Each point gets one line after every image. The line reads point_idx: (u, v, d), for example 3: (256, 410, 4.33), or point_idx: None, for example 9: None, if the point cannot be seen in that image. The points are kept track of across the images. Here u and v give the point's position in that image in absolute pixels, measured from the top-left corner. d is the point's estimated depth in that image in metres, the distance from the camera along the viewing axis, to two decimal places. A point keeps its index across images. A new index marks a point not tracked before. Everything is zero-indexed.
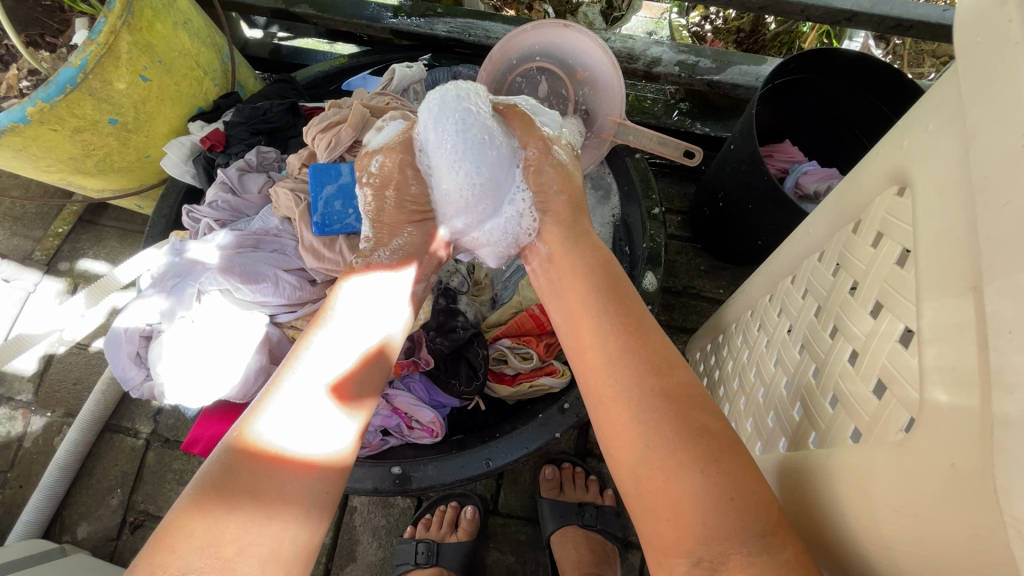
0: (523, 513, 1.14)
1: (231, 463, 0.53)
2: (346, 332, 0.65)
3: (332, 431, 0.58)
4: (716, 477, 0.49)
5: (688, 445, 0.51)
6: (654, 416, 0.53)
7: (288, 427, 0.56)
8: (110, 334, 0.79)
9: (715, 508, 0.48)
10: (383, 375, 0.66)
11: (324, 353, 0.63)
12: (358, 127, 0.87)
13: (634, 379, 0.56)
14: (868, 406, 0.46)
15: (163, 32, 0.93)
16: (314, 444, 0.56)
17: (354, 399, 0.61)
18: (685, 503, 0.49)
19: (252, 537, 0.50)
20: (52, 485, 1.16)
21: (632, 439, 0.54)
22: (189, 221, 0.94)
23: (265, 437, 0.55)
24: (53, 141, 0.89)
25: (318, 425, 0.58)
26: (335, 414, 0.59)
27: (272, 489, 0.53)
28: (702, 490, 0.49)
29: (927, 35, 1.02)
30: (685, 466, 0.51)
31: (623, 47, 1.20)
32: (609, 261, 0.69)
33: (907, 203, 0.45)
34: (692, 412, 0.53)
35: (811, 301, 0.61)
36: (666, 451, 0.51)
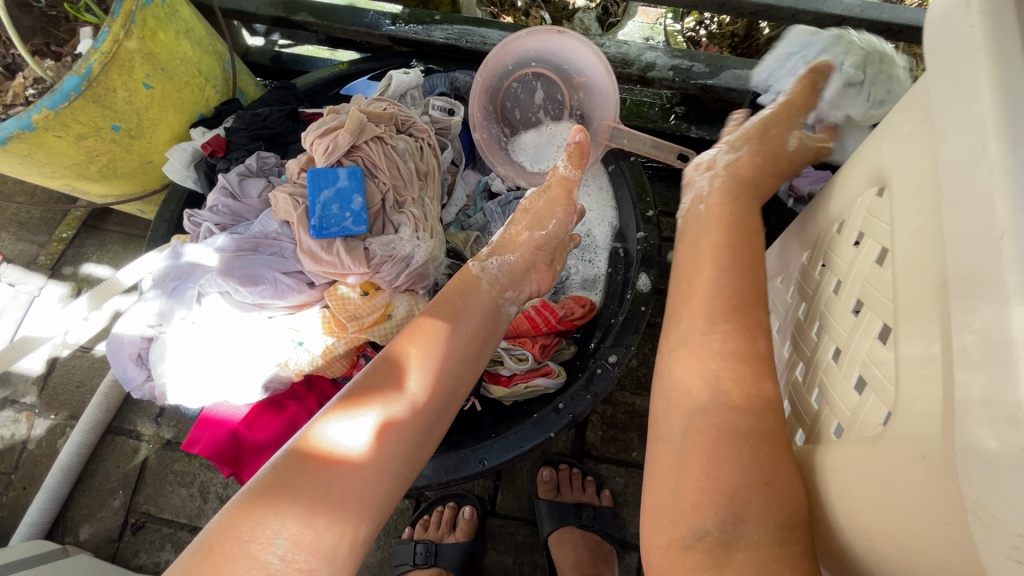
0: (521, 514, 1.15)
1: (286, 462, 0.60)
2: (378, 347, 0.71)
3: (346, 426, 0.63)
4: (764, 460, 0.50)
5: (749, 423, 0.52)
6: (730, 385, 0.54)
7: (321, 423, 0.63)
8: (113, 335, 0.81)
9: (750, 488, 0.49)
10: (399, 377, 0.68)
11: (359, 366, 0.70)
12: (355, 132, 0.88)
13: (729, 343, 0.56)
14: (850, 401, 0.46)
15: (165, 41, 0.94)
16: (333, 435, 0.62)
17: (370, 397, 0.66)
18: (721, 472, 0.50)
19: (325, 524, 0.57)
20: (55, 486, 1.18)
21: (699, 394, 0.55)
22: (189, 225, 0.96)
23: (307, 431, 0.63)
24: (58, 148, 0.91)
25: (336, 424, 0.63)
26: (352, 412, 0.64)
27: (335, 474, 0.60)
28: (742, 467, 0.50)
29: (916, 39, 1.03)
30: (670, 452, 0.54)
31: (618, 53, 1.22)
32: (751, 226, 0.65)
33: (886, 203, 0.46)
34: (762, 396, 0.53)
35: (799, 300, 0.62)
36: (727, 420, 0.52)
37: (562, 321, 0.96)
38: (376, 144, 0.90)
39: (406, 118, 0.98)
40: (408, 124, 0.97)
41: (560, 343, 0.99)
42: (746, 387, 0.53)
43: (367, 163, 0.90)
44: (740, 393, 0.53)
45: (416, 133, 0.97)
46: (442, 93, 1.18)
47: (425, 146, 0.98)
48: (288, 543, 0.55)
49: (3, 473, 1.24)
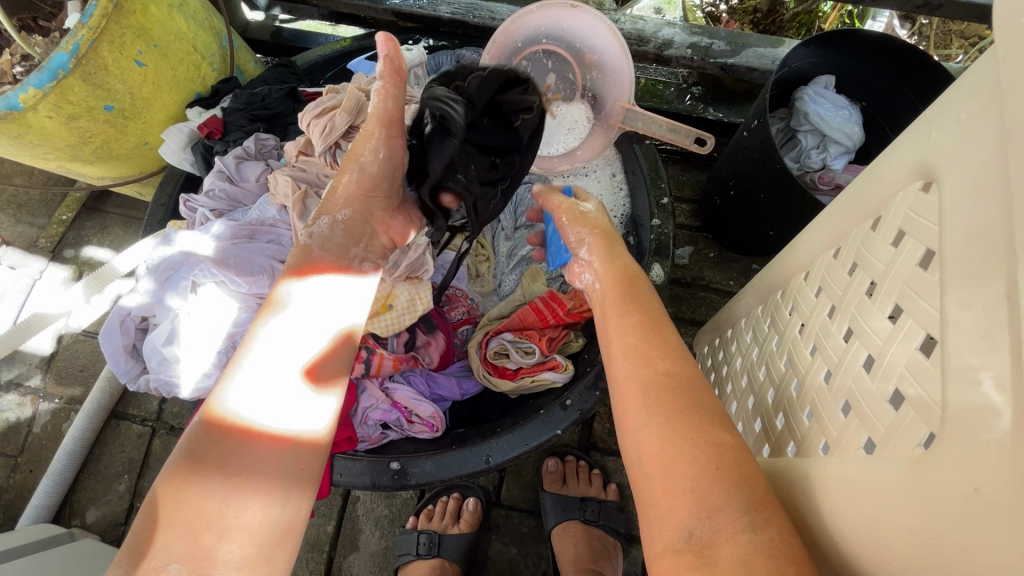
0: (526, 506, 1.13)
1: (199, 437, 0.53)
2: (304, 313, 0.64)
3: (303, 409, 0.59)
4: (705, 447, 0.51)
5: (681, 417, 0.54)
6: (655, 390, 0.57)
7: (258, 402, 0.57)
8: (105, 326, 0.76)
9: (708, 478, 0.50)
10: (349, 356, 0.67)
11: (285, 335, 0.62)
12: (353, 111, 0.84)
13: (649, 357, 0.60)
14: (882, 418, 0.43)
15: (157, 15, 0.90)
16: (283, 418, 0.57)
17: (325, 379, 0.62)
18: (676, 469, 0.51)
19: (223, 538, 0.50)
20: (60, 470, 1.18)
21: (638, 409, 0.57)
22: (185, 211, 0.91)
23: (227, 409, 0.55)
24: (50, 129, 0.88)
25: (286, 403, 0.58)
26: (306, 392, 0.60)
27: (244, 467, 0.53)
28: (690, 457, 0.51)
29: (958, 14, 0.95)
30: (664, 443, 0.53)
31: (633, 29, 1.15)
32: (639, 279, 0.71)
33: (934, 199, 0.42)
34: (682, 391, 0.56)
35: (825, 300, 0.59)
36: (664, 421, 0.54)
37: (571, 313, 0.93)
38: None
39: (409, 97, 0.93)
40: (411, 103, 0.92)
41: (569, 335, 0.95)
42: (666, 388, 0.56)
43: None
44: (666, 394, 0.56)
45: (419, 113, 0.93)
46: (448, 71, 1.13)
47: None
48: (183, 564, 0.48)
49: (10, 455, 1.25)
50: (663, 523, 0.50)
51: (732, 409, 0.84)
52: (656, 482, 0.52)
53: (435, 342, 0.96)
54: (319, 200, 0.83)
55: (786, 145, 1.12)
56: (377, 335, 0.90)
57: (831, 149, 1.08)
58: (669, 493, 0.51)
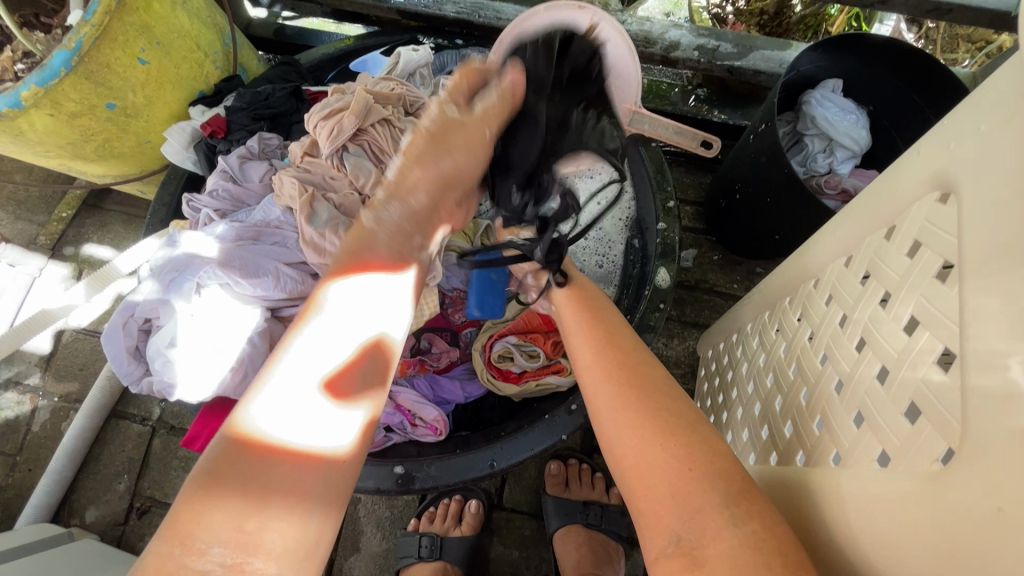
0: (528, 508, 1.13)
1: (223, 451, 0.50)
2: (341, 320, 0.59)
3: (325, 426, 0.53)
4: (678, 450, 0.53)
5: (652, 424, 0.56)
6: (621, 400, 0.59)
7: (281, 417, 0.52)
8: (108, 326, 0.75)
9: (682, 479, 0.51)
10: (383, 367, 0.60)
11: (318, 345, 0.57)
12: (361, 114, 0.83)
13: (612, 369, 0.63)
14: (896, 431, 0.43)
15: (160, 12, 0.89)
16: (308, 437, 0.52)
17: (352, 392, 0.56)
18: (654, 475, 0.53)
19: (266, 531, 0.48)
20: (59, 469, 1.17)
21: (611, 421, 0.59)
22: (188, 211, 0.90)
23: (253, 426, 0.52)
24: (51, 126, 0.87)
25: (309, 422, 0.53)
26: (330, 406, 0.54)
27: (288, 474, 0.51)
28: (664, 461, 0.53)
29: (968, 19, 0.94)
30: (638, 452, 0.55)
31: (640, 30, 1.14)
32: (593, 294, 0.77)
33: (952, 211, 0.41)
34: (649, 398, 0.59)
35: (835, 308, 0.58)
36: (634, 432, 0.56)
37: None
38: (384, 128, 0.86)
39: (415, 98, 0.92)
40: (417, 104, 0.91)
41: None
42: (633, 397, 0.59)
43: (375, 148, 0.86)
44: (633, 405, 0.58)
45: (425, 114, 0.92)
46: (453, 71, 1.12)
47: None
48: (226, 549, 0.47)
49: (9, 454, 1.24)
50: (652, 532, 0.52)
51: (737, 414, 0.83)
52: (641, 493, 0.54)
53: (439, 346, 0.95)
54: (327, 202, 0.82)
55: (792, 149, 1.12)
56: None
57: (838, 154, 1.07)
58: (656, 502, 0.52)
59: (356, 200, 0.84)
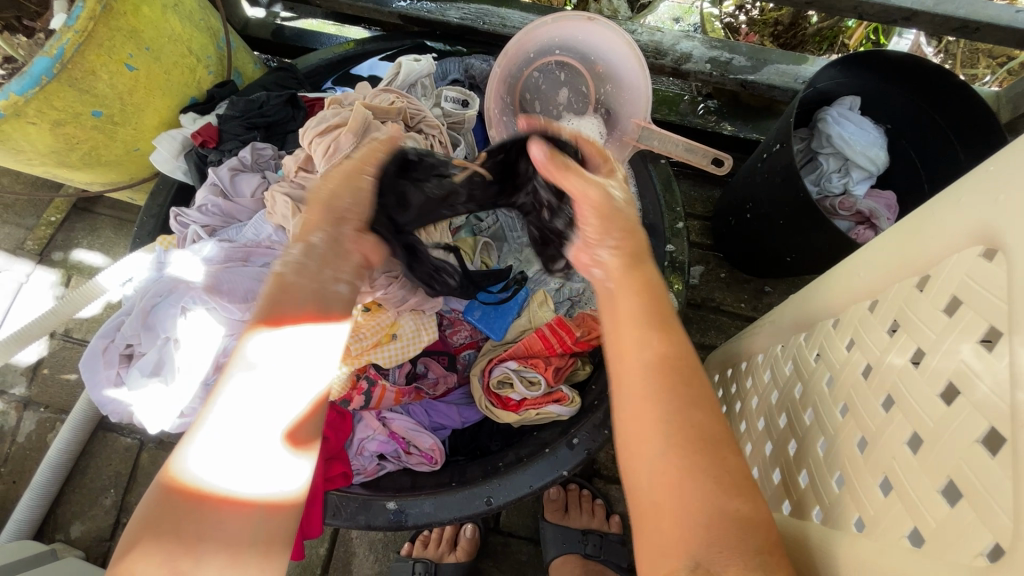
0: (526, 533, 1.10)
1: (164, 499, 0.48)
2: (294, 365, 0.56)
3: (270, 474, 0.51)
4: (722, 487, 0.47)
5: (693, 450, 0.49)
6: (664, 415, 0.51)
7: (222, 465, 0.50)
8: (87, 353, 0.72)
9: (702, 498, 0.47)
10: (328, 412, 0.58)
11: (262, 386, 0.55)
12: (358, 132, 0.79)
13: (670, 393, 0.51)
14: (933, 510, 0.39)
15: (150, 16, 0.85)
16: (239, 483, 0.50)
17: (301, 441, 0.55)
18: (687, 505, 0.47)
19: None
20: (44, 483, 1.14)
21: (647, 436, 0.51)
22: (175, 226, 0.87)
23: (186, 471, 0.49)
24: (33, 135, 0.83)
25: (250, 468, 0.51)
26: (266, 453, 0.52)
27: (214, 526, 0.48)
28: (699, 495, 0.47)
29: (996, 38, 0.90)
30: (678, 475, 0.48)
31: (650, 41, 1.10)
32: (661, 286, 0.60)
33: (1001, 271, 0.37)
34: (692, 393, 0.52)
35: (859, 356, 0.54)
36: (681, 452, 0.49)
37: (578, 342, 0.89)
38: None
39: (416, 111, 0.88)
40: (418, 118, 0.88)
41: (576, 364, 0.91)
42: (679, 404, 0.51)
43: None
44: (681, 422, 0.50)
45: (426, 128, 0.88)
46: (455, 80, 1.08)
47: (436, 144, 0.88)
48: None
49: None
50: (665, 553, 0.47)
51: (745, 451, 0.79)
52: (662, 506, 0.48)
53: (436, 370, 0.92)
54: None
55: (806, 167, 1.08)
56: (379, 366, 0.85)
57: (853, 174, 1.03)
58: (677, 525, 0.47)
59: None
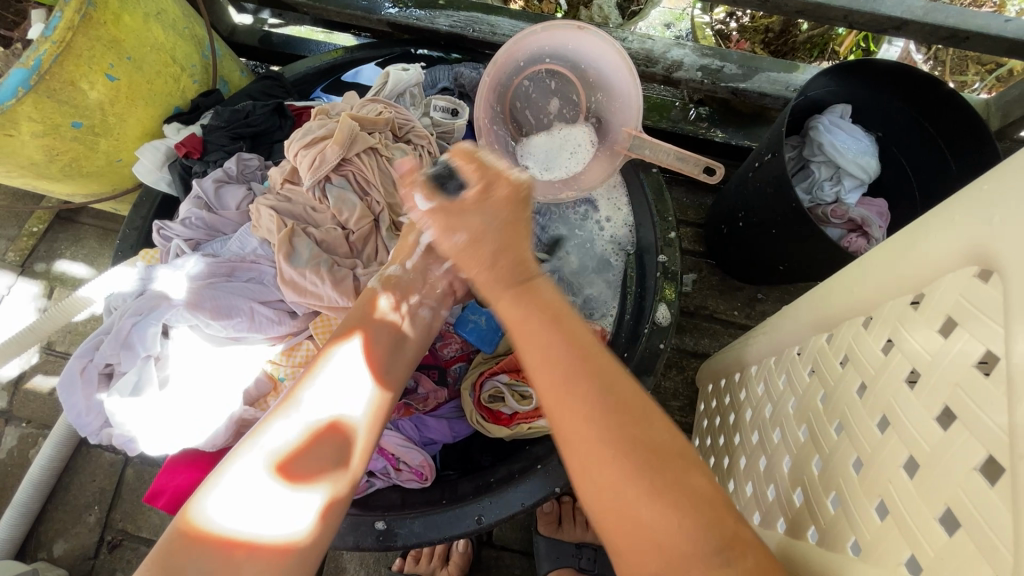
0: (519, 546, 1.08)
1: (176, 546, 0.49)
2: (306, 403, 0.58)
3: (280, 512, 0.51)
4: (673, 497, 0.46)
5: (644, 465, 0.47)
6: (606, 427, 0.49)
7: (227, 506, 0.51)
8: (65, 373, 0.70)
9: (662, 501, 0.46)
10: (345, 447, 0.57)
11: (274, 426, 0.56)
12: (345, 143, 0.78)
13: (615, 406, 0.50)
14: (932, 539, 0.38)
15: (131, 25, 0.83)
16: (247, 524, 0.50)
17: (311, 473, 0.54)
18: (646, 519, 0.46)
19: None
20: (25, 501, 1.11)
21: (590, 453, 0.49)
22: (158, 240, 0.84)
23: (202, 515, 0.50)
24: (11, 147, 0.81)
25: (258, 505, 0.51)
26: (277, 491, 0.52)
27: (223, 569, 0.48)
28: (653, 509, 0.46)
29: (984, 47, 0.90)
30: (631, 491, 0.46)
31: (641, 49, 1.09)
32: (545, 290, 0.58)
33: (998, 295, 0.36)
34: (625, 397, 0.51)
35: (853, 373, 0.54)
36: (626, 470, 0.47)
37: None
38: (369, 156, 0.80)
39: (404, 121, 0.87)
40: (406, 128, 0.86)
41: None
42: (625, 419, 0.49)
43: (360, 178, 0.81)
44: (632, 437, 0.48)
45: (414, 138, 0.87)
46: (445, 88, 1.07)
47: (425, 155, 0.87)
48: None
49: None
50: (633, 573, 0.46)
51: (740, 464, 0.78)
52: (618, 521, 0.47)
53: (427, 385, 0.89)
54: (307, 238, 0.76)
55: (798, 175, 1.08)
56: None
57: (845, 183, 1.03)
58: (645, 546, 0.46)
59: (339, 234, 0.79)
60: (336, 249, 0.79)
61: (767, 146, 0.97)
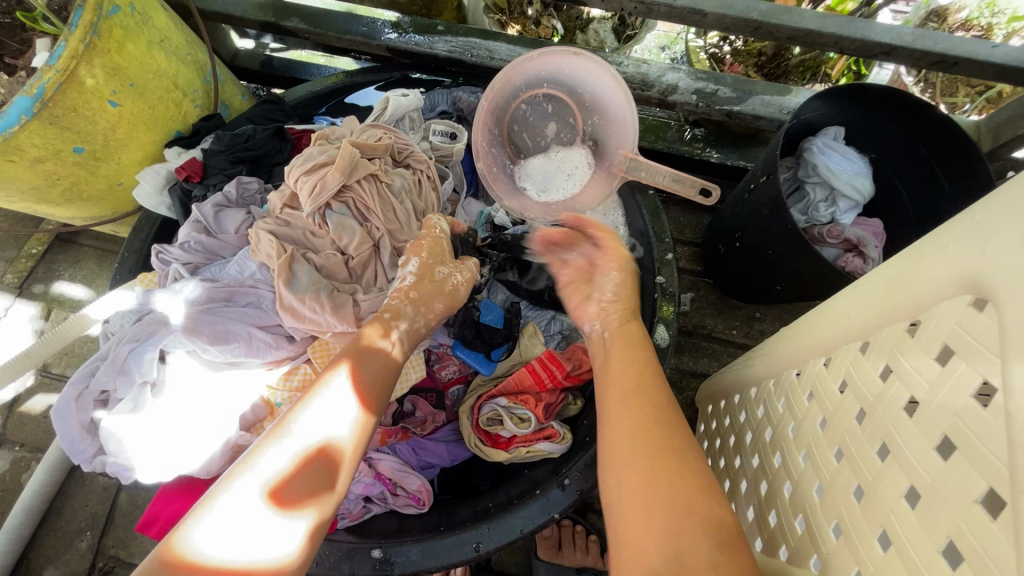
0: (519, 572, 1.06)
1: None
2: (296, 424, 0.57)
3: (266, 538, 0.50)
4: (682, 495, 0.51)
5: (663, 464, 0.54)
6: (638, 433, 0.57)
7: (212, 534, 0.49)
8: (59, 400, 0.69)
9: (669, 497, 0.51)
10: (333, 470, 0.56)
11: (263, 450, 0.55)
12: (346, 170, 0.78)
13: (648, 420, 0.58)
14: (935, 571, 0.37)
15: (134, 53, 0.84)
16: (234, 554, 0.48)
17: (299, 499, 0.53)
18: (653, 509, 0.51)
19: None
20: (16, 527, 1.09)
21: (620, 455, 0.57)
22: (158, 264, 0.85)
23: (183, 545, 0.48)
24: (12, 172, 0.81)
25: (247, 533, 0.50)
26: (267, 519, 0.51)
27: None
28: (664, 500, 0.51)
29: (972, 72, 0.91)
30: (645, 482, 0.53)
31: (637, 73, 1.11)
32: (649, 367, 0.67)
33: (994, 326, 0.36)
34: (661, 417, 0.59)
35: (851, 400, 0.53)
36: (647, 466, 0.54)
37: (569, 376, 0.87)
38: (369, 183, 0.81)
39: (403, 146, 0.88)
40: (405, 153, 0.87)
41: (567, 399, 0.90)
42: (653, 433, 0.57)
43: (360, 205, 0.81)
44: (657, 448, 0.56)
45: (413, 164, 0.88)
46: (443, 112, 1.08)
47: (423, 179, 0.88)
48: None
49: None
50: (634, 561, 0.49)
51: (740, 488, 0.78)
52: (631, 511, 0.52)
53: (423, 408, 0.90)
54: (307, 264, 0.77)
55: (793, 196, 1.09)
56: None
57: (840, 204, 1.04)
58: (648, 532, 0.50)
59: (338, 259, 0.79)
60: (335, 274, 0.80)
61: (761, 169, 0.99)
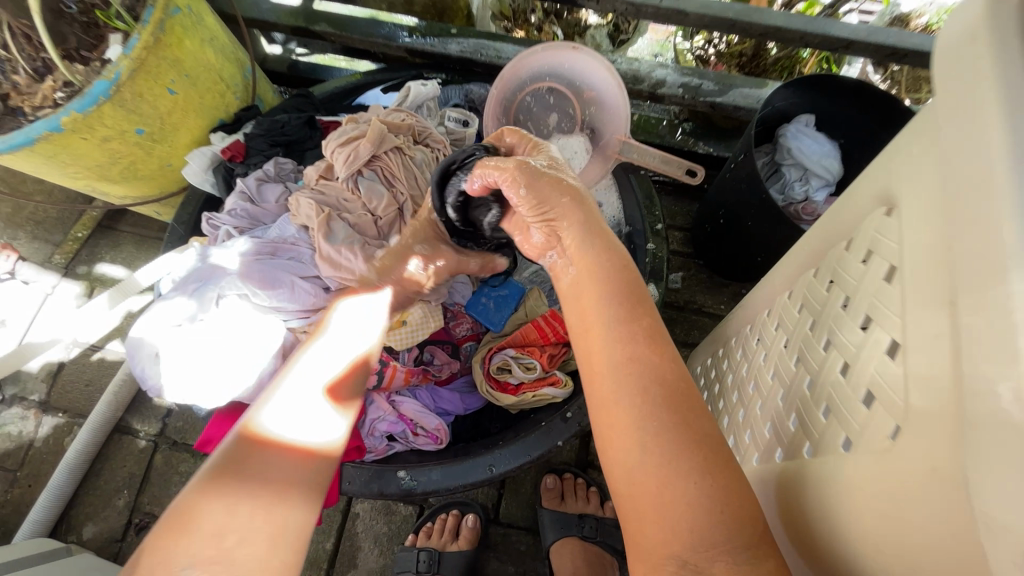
0: (525, 523, 1.15)
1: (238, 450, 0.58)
2: (339, 340, 0.72)
3: (330, 422, 0.65)
4: (705, 484, 0.47)
5: (683, 453, 0.48)
6: (649, 419, 0.50)
7: (288, 418, 0.62)
8: (132, 333, 0.80)
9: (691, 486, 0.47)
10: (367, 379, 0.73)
11: (317, 360, 0.69)
12: (375, 142, 0.91)
13: (663, 398, 0.50)
14: (859, 416, 0.47)
15: (191, 48, 0.97)
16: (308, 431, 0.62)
17: (349, 397, 0.69)
18: (674, 500, 0.47)
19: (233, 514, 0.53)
20: (60, 483, 1.18)
21: (625, 439, 0.51)
22: (208, 228, 0.96)
23: (262, 425, 0.60)
24: (83, 149, 0.93)
25: (315, 418, 0.64)
26: (330, 409, 0.65)
27: (269, 469, 0.57)
28: (687, 492, 0.47)
29: (922, 62, 1.03)
30: (662, 481, 0.48)
31: (629, 69, 1.24)
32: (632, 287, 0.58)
33: (895, 221, 0.47)
34: (671, 388, 0.52)
35: (806, 315, 0.63)
36: (662, 456, 0.48)
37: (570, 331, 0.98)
38: (395, 154, 0.93)
39: (423, 127, 1.00)
40: (424, 134, 0.99)
41: (569, 352, 1.00)
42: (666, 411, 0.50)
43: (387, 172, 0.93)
44: (671, 429, 0.49)
45: (432, 143, 0.99)
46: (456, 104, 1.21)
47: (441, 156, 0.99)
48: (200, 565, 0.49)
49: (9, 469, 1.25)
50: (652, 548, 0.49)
51: (724, 423, 0.87)
52: (646, 500, 0.49)
53: (441, 357, 1.01)
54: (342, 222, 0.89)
55: (771, 178, 1.20)
56: (392, 349, 0.94)
57: (813, 182, 1.15)
58: (665, 522, 0.48)
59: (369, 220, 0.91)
60: (366, 232, 0.91)
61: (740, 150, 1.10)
